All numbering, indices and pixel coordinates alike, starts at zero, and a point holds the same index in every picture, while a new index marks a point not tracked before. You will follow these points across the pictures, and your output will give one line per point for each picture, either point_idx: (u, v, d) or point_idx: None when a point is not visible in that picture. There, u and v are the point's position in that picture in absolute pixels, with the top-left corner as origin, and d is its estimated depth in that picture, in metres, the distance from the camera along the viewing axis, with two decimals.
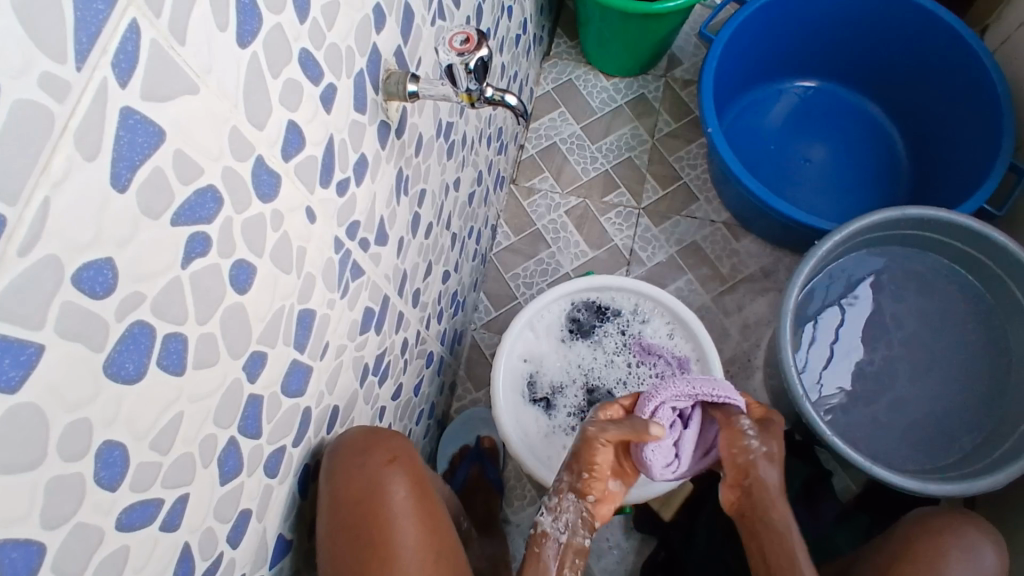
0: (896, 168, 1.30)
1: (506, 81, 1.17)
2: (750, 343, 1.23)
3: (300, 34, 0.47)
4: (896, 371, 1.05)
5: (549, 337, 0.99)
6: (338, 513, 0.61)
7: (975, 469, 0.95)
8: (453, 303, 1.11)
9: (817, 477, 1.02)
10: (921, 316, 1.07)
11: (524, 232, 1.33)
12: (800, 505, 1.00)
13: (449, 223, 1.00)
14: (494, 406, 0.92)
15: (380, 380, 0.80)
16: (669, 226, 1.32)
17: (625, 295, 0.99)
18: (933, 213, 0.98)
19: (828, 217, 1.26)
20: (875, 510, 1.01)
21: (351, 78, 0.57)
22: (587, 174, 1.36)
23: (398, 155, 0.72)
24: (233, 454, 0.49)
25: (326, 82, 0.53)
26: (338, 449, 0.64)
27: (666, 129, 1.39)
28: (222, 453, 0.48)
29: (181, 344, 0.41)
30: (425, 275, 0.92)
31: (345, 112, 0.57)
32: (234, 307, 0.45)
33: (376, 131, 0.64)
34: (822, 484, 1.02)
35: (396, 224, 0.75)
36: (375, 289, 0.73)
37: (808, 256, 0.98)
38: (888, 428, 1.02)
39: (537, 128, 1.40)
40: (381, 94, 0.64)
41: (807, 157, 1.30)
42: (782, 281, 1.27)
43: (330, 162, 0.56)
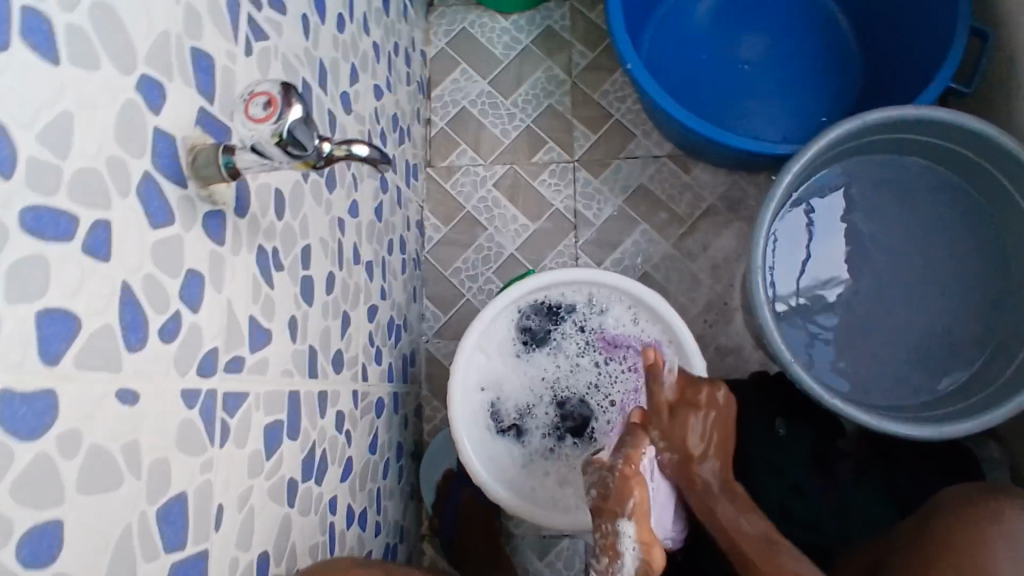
0: (843, 49, 1.15)
1: (385, 61, 0.99)
2: (724, 284, 1.13)
3: (9, 194, 0.33)
4: (886, 295, 0.95)
5: (503, 357, 0.87)
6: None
7: (990, 394, 0.88)
8: (391, 332, 0.98)
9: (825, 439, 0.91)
10: (904, 227, 0.95)
11: (454, 219, 1.18)
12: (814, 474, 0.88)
13: (358, 256, 0.86)
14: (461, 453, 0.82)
15: (316, 480, 0.69)
16: (610, 173, 1.18)
17: (575, 288, 0.87)
18: (896, 113, 0.85)
19: (781, 125, 1.13)
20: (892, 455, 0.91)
21: (135, 192, 0.42)
22: (508, 135, 1.20)
23: (251, 235, 0.57)
24: None
25: (90, 225, 0.38)
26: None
27: (584, 62, 1.21)
28: None
29: None
30: (343, 331, 0.79)
31: (138, 240, 0.42)
32: None
33: (203, 230, 0.49)
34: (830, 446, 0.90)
35: (277, 311, 0.61)
36: (272, 398, 0.60)
37: (769, 196, 0.85)
38: (888, 358, 0.93)
39: (440, 96, 1.22)
40: (193, 183, 0.48)
41: (745, 60, 1.15)
42: (745, 207, 1.15)
43: (139, 316, 0.42)
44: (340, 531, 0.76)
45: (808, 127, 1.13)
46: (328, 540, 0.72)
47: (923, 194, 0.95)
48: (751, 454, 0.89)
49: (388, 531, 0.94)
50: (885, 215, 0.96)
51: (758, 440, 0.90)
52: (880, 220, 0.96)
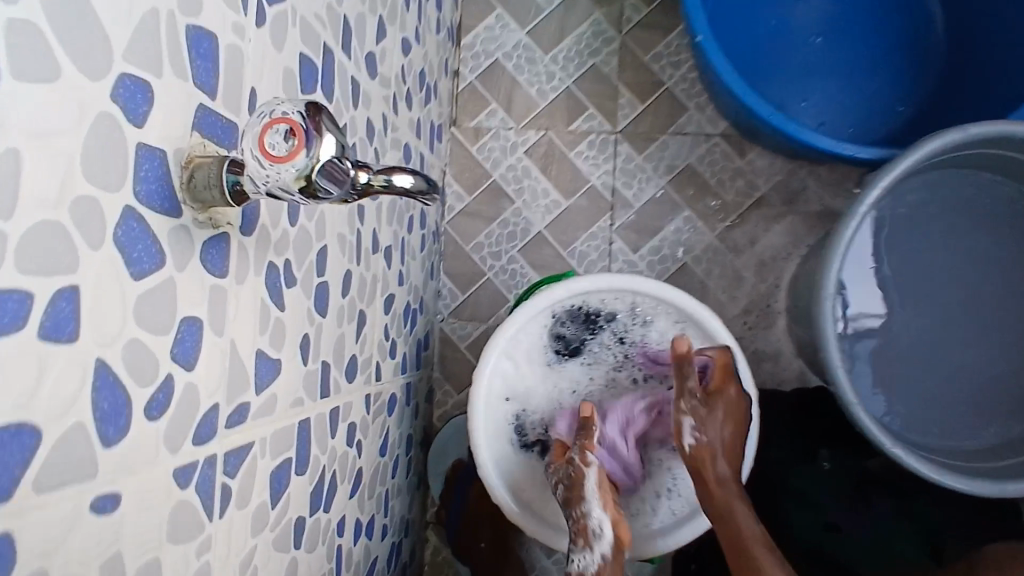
0: (927, 29, 1.03)
1: (416, 7, 0.85)
2: (769, 284, 1.04)
3: None
4: (951, 331, 0.88)
5: (532, 365, 0.79)
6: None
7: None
8: (407, 319, 0.90)
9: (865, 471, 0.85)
10: (977, 253, 0.88)
11: (479, 188, 1.07)
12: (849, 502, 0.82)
13: (378, 243, 0.76)
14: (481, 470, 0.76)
15: (325, 508, 0.62)
16: (656, 149, 1.06)
17: (618, 295, 0.78)
18: (1001, 129, 0.75)
19: (850, 112, 1.03)
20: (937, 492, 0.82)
21: (112, 240, 0.32)
22: (545, 97, 1.07)
23: (261, 253, 0.47)
24: None
25: (51, 299, 0.28)
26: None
27: (637, 17, 1.06)
28: None
29: None
30: (358, 333, 0.70)
31: (119, 300, 0.32)
32: None
33: (202, 265, 0.39)
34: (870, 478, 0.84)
35: (289, 334, 0.52)
36: (283, 435, 0.52)
37: (851, 216, 0.75)
38: (942, 398, 0.88)
39: (471, 44, 1.07)
40: (191, 207, 0.38)
41: (816, 32, 1.03)
42: (801, 200, 1.04)
43: (123, 396, 0.33)
44: (347, 551, 0.70)
45: (878, 117, 1.03)
46: (336, 564, 0.66)
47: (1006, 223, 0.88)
48: (788, 483, 0.84)
49: (395, 530, 0.89)
50: (960, 243, 0.88)
51: (795, 467, 0.86)
52: (956, 246, 0.88)
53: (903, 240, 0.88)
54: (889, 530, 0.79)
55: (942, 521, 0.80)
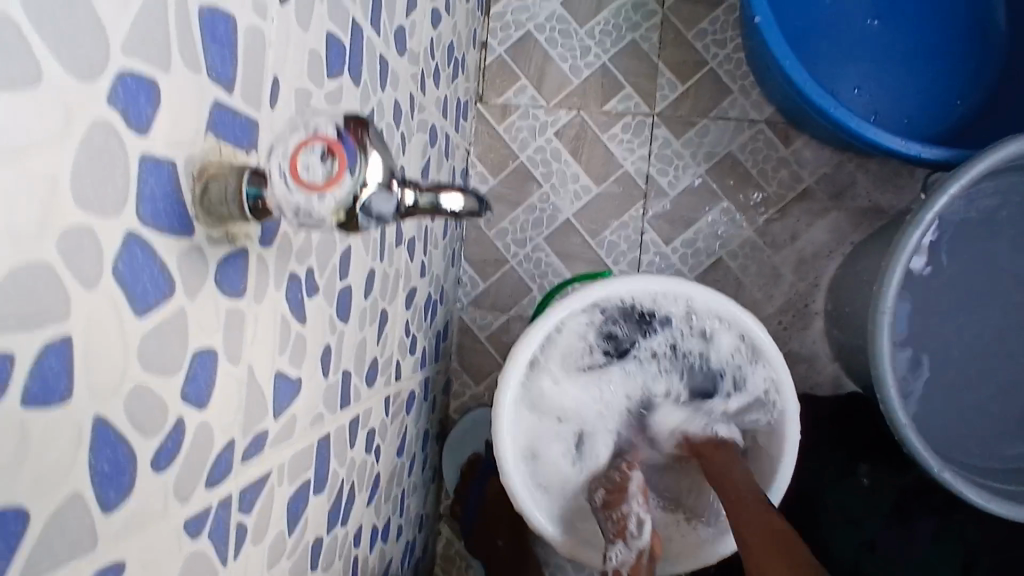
0: (997, 15, 0.95)
1: None
2: (808, 283, 0.98)
3: None
4: (1006, 345, 0.83)
5: (581, 364, 0.78)
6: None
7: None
8: (427, 311, 0.85)
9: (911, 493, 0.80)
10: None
11: (505, 170, 1.01)
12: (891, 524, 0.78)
13: (401, 235, 0.70)
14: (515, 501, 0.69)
15: (342, 523, 0.59)
16: (695, 135, 0.99)
17: (675, 305, 0.73)
18: None
19: (909, 102, 0.96)
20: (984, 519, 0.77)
21: (107, 274, 0.26)
22: (578, 74, 1.00)
23: (282, 265, 0.42)
24: None
25: (31, 354, 0.23)
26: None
27: None
28: None
29: None
30: (379, 334, 0.65)
31: (116, 344, 0.27)
32: None
33: (217, 287, 0.34)
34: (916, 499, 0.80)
35: (310, 349, 0.48)
36: (301, 458, 0.48)
37: (915, 224, 0.69)
38: (993, 415, 0.83)
39: (501, 13, 1.00)
40: (207, 223, 0.33)
41: (875, 13, 0.96)
42: (848, 195, 0.98)
43: (123, 451, 0.28)
44: (363, 561, 0.66)
45: (937, 109, 0.96)
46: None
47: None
48: (825, 502, 0.82)
49: (410, 529, 0.86)
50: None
51: (832, 484, 0.83)
52: (1020, 253, 0.82)
53: (962, 246, 0.82)
54: (930, 556, 0.75)
55: (985, 551, 0.75)
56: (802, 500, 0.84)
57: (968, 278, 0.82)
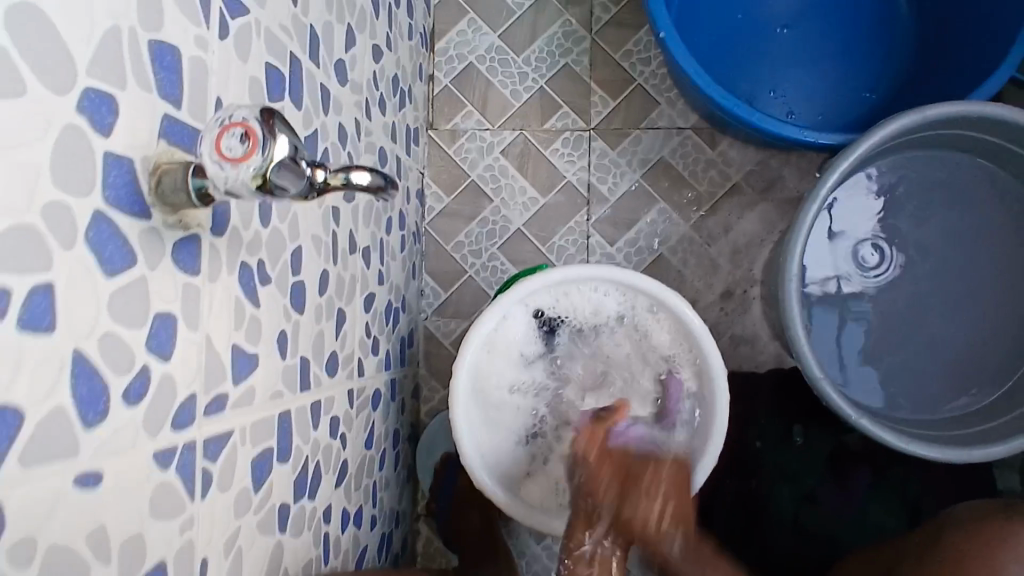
0: (893, 14, 1.05)
1: (385, 14, 0.88)
2: (743, 270, 1.07)
3: None
4: (923, 305, 0.89)
5: (522, 354, 0.83)
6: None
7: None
8: (389, 317, 0.92)
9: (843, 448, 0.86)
10: (947, 231, 0.89)
11: (458, 188, 1.10)
12: (828, 482, 0.84)
13: (355, 244, 0.78)
14: (466, 457, 0.79)
15: (309, 497, 0.65)
16: (629, 144, 1.09)
17: (587, 284, 0.83)
18: (958, 109, 0.76)
19: (821, 98, 1.05)
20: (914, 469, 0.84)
21: (81, 242, 0.34)
22: (519, 97, 1.10)
23: (233, 253, 0.50)
24: None
25: (25, 293, 0.31)
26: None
27: (606, 16, 1.09)
28: None
29: None
30: (338, 330, 0.73)
31: (89, 298, 0.35)
32: None
33: (173, 263, 0.42)
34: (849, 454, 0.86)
35: (264, 331, 0.55)
36: (262, 427, 0.55)
37: (811, 199, 0.78)
38: (917, 371, 0.89)
39: (445, 49, 1.10)
40: (160, 210, 0.41)
41: (784, 20, 1.05)
42: (773, 188, 1.07)
43: (98, 383, 0.36)
44: (334, 539, 0.73)
45: (848, 103, 1.04)
46: (322, 552, 0.69)
47: (973, 197, 0.89)
48: (765, 462, 0.86)
49: (385, 522, 0.92)
50: (932, 222, 0.90)
51: (774, 446, 0.87)
52: (925, 223, 0.89)
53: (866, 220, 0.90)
54: (866, 508, 0.83)
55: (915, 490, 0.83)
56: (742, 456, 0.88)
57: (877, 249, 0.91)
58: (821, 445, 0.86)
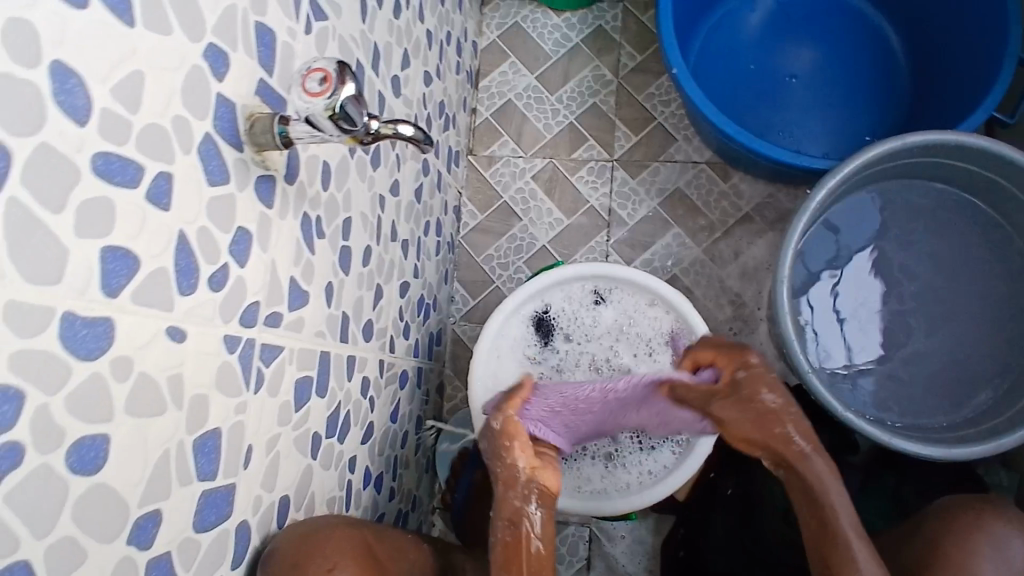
0: (893, 69, 1.16)
1: (437, 49, 1.03)
2: (752, 293, 1.14)
3: (85, 140, 0.37)
4: (911, 327, 1.00)
5: (525, 356, 0.93)
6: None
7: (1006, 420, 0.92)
8: (421, 310, 1.02)
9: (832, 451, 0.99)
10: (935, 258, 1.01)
11: (491, 207, 1.22)
12: None
13: (396, 233, 0.90)
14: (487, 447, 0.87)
15: (338, 438, 0.74)
16: (648, 174, 1.20)
17: (575, 284, 0.94)
18: (935, 138, 0.89)
19: (827, 140, 1.14)
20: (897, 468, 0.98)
21: (193, 153, 0.46)
22: (551, 130, 1.23)
23: (298, 202, 0.61)
24: (165, 566, 0.47)
25: (153, 176, 0.42)
26: (277, 550, 0.57)
27: (631, 64, 1.23)
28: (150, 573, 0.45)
29: (25, 570, 0.36)
30: (375, 303, 0.83)
31: (194, 196, 0.46)
32: (93, 491, 0.40)
33: (253, 192, 0.53)
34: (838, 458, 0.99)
35: (316, 276, 0.66)
36: (307, 356, 0.65)
37: (803, 210, 0.90)
38: (904, 379, 0.99)
39: (488, 87, 1.25)
40: (248, 148, 0.52)
41: (792, 70, 1.17)
42: (781, 219, 1.16)
43: (191, 261, 0.46)
44: (356, 491, 0.80)
45: (852, 146, 1.14)
46: (345, 496, 0.77)
47: (957, 228, 1.01)
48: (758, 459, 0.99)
49: (403, 499, 0.98)
50: (920, 250, 1.01)
51: None
52: (911, 250, 1.01)
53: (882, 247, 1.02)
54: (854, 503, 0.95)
55: (902, 487, 0.95)
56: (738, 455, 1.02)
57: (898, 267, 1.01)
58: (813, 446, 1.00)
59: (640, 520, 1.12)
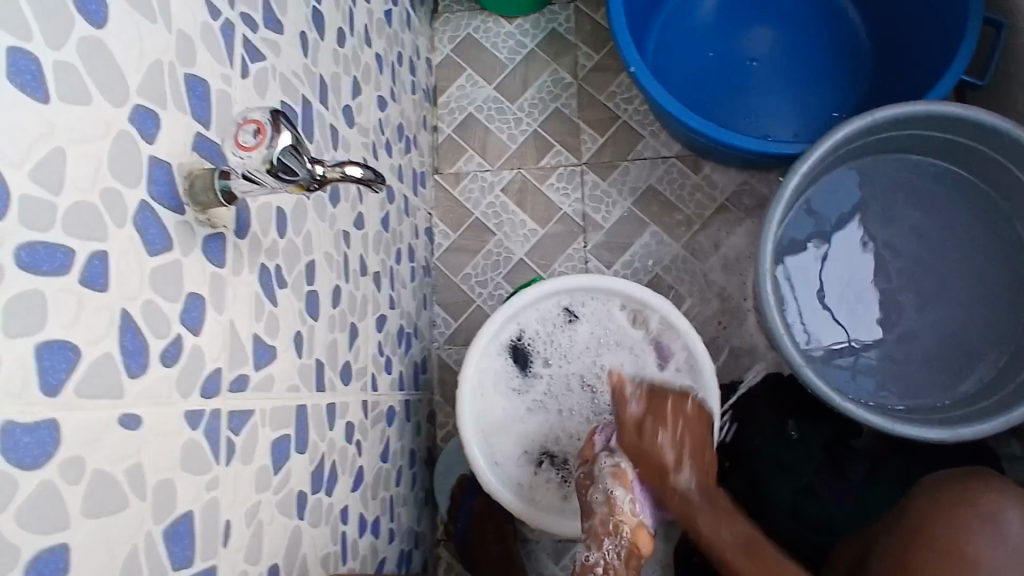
0: (853, 42, 1.15)
1: (390, 71, 1.00)
2: (736, 283, 1.12)
3: (5, 233, 0.34)
4: (901, 301, 0.98)
5: (510, 387, 0.90)
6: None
7: (1002, 398, 0.91)
8: (401, 341, 0.99)
9: (836, 439, 0.97)
10: (916, 232, 0.99)
11: (463, 225, 1.19)
12: (826, 474, 0.94)
13: (366, 267, 0.87)
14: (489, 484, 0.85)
15: (326, 492, 0.71)
16: (619, 174, 1.17)
17: (545, 304, 0.91)
18: (903, 111, 0.88)
19: (795, 121, 1.13)
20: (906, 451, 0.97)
21: (129, 224, 0.42)
22: (515, 140, 1.20)
23: (254, 255, 0.58)
24: None
25: (87, 258, 0.39)
26: None
27: (590, 64, 1.21)
28: None
29: None
30: (351, 343, 0.80)
31: (136, 270, 0.43)
32: None
33: (201, 253, 0.50)
34: (844, 447, 0.97)
35: (282, 328, 0.62)
36: (282, 414, 0.61)
37: (778, 200, 0.88)
38: (898, 356, 0.97)
39: (446, 103, 1.22)
40: (190, 208, 0.49)
41: (752, 54, 1.15)
42: (757, 205, 1.14)
43: (140, 339, 0.43)
44: (352, 541, 0.77)
45: (821, 124, 1.13)
46: (341, 549, 0.74)
47: (936, 196, 1.00)
48: (764, 455, 0.97)
49: (403, 537, 0.95)
50: (901, 224, 1.00)
51: (771, 439, 0.98)
52: (892, 225, 1.00)
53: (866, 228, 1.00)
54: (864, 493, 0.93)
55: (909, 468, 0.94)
56: (741, 451, 0.99)
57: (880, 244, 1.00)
58: (815, 437, 0.97)
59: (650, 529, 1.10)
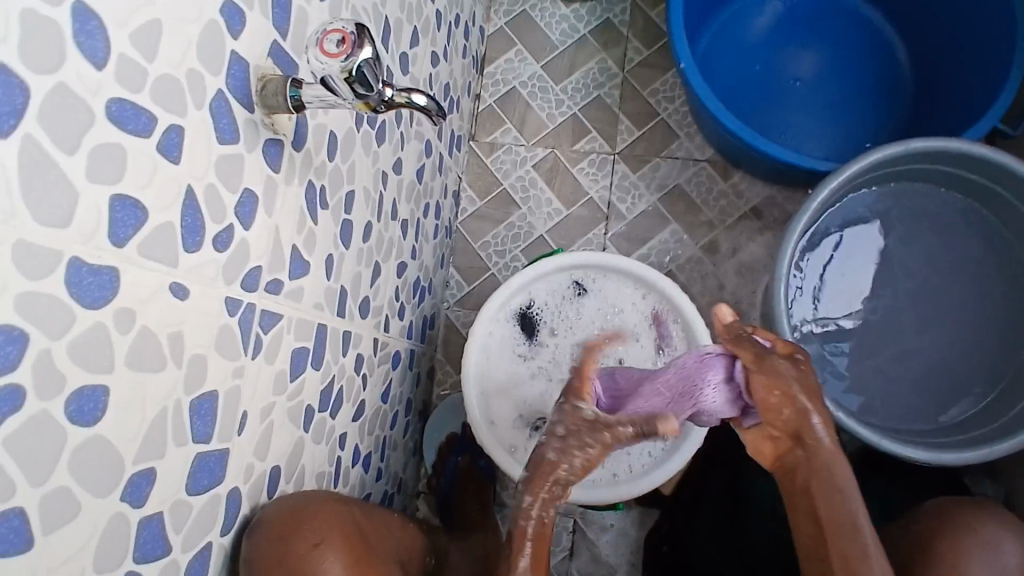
0: (898, 77, 1.17)
1: (446, 30, 1.02)
2: (746, 291, 1.15)
3: (101, 85, 0.36)
4: (905, 331, 1.01)
5: (515, 352, 0.92)
6: (263, 569, 0.55)
7: (994, 428, 0.94)
8: (416, 292, 1.02)
9: None
10: (927, 265, 1.02)
11: (491, 194, 1.21)
12: None
13: (396, 211, 0.89)
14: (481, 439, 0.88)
15: (330, 413, 0.73)
16: (649, 169, 1.20)
17: (557, 276, 0.94)
18: (937, 143, 0.91)
19: (828, 144, 1.15)
20: (892, 473, 0.99)
21: (204, 109, 0.45)
22: (554, 120, 1.22)
23: (304, 169, 0.60)
24: (155, 529, 0.46)
25: (163, 129, 0.41)
26: (265, 520, 0.56)
27: (637, 58, 1.23)
28: (138, 535, 0.44)
29: (20, 519, 0.35)
30: (373, 280, 0.83)
31: (203, 151, 0.45)
32: (90, 444, 0.39)
33: (260, 154, 0.52)
34: None
35: (317, 246, 0.65)
36: (304, 326, 0.64)
37: (803, 210, 0.91)
38: (896, 382, 1.00)
39: (493, 73, 1.24)
40: (258, 109, 0.51)
41: (797, 74, 1.17)
42: (779, 220, 1.17)
43: (198, 218, 0.45)
44: (344, 468, 0.79)
45: (853, 151, 1.15)
46: (334, 471, 0.76)
47: (958, 235, 1.02)
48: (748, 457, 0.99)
49: (389, 479, 0.98)
50: (918, 256, 1.02)
51: None
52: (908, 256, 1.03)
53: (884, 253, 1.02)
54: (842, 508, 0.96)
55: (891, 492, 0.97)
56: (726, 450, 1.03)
57: (892, 273, 1.02)
58: None
59: (627, 513, 1.12)
